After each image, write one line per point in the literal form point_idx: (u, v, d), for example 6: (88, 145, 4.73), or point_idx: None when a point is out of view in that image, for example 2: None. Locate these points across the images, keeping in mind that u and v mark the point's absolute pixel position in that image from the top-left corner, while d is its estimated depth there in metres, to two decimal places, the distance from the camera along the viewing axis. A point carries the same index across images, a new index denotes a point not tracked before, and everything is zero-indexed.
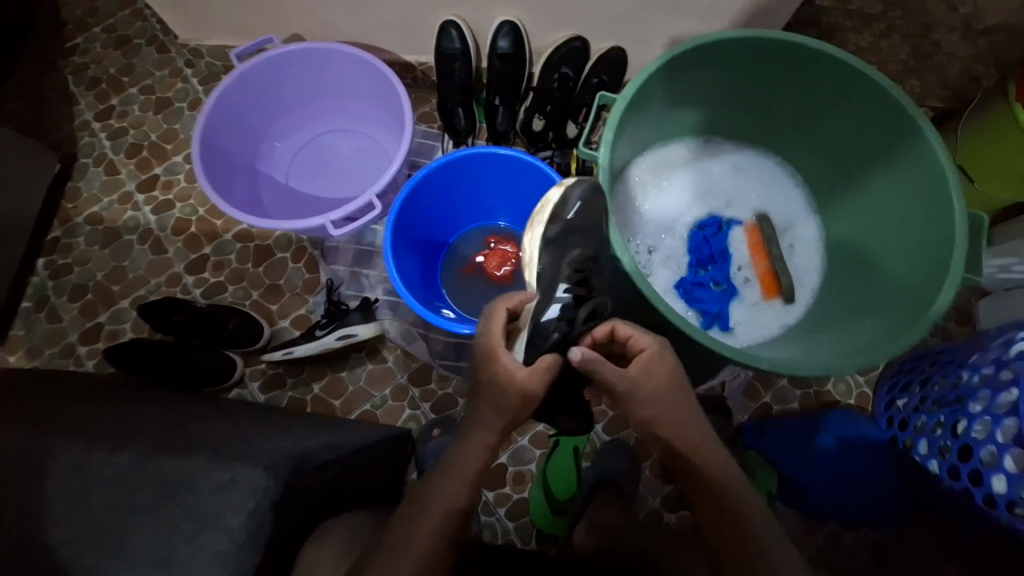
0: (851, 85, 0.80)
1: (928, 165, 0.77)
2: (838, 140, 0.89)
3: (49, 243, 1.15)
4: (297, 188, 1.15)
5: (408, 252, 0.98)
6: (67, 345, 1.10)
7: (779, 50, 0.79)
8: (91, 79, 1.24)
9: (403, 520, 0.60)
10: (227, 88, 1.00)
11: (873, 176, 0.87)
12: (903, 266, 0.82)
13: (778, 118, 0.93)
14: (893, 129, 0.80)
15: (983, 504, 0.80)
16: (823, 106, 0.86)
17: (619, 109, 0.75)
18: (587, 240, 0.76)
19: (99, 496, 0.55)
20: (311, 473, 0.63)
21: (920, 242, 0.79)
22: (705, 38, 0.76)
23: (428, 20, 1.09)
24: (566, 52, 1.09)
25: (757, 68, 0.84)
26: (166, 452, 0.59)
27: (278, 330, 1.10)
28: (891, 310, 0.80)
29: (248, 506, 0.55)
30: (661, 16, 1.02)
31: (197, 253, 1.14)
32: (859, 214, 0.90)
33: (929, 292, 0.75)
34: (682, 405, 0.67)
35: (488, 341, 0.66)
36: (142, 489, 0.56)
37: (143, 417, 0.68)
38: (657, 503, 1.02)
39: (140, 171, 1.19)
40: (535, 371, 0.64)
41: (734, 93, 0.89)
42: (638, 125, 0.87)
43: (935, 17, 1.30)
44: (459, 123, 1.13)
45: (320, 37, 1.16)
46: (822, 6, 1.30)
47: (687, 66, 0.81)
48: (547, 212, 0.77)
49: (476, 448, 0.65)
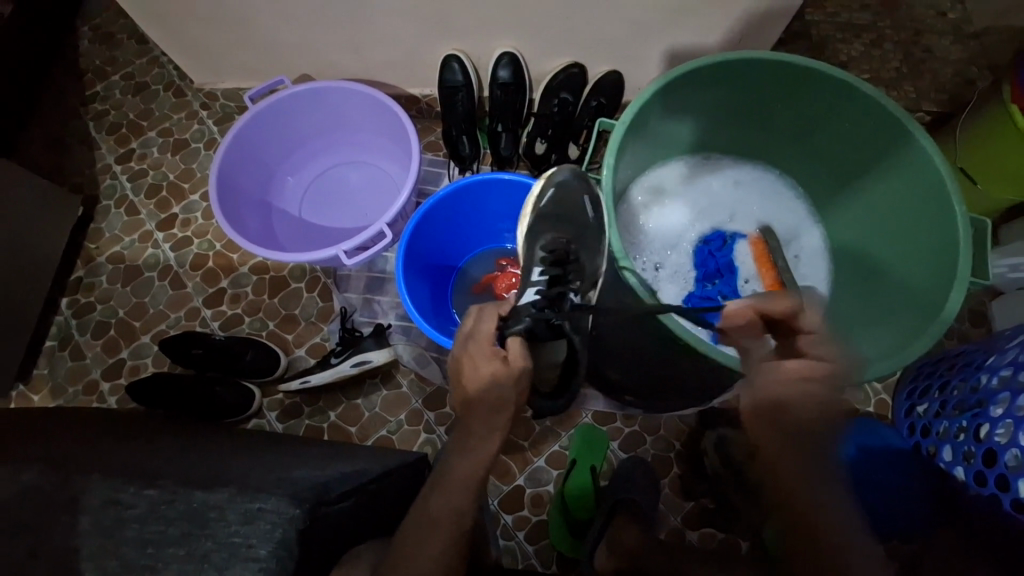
0: (844, 97, 0.82)
1: (928, 172, 0.77)
2: (836, 152, 0.90)
3: (73, 282, 1.19)
4: (309, 220, 1.19)
5: (421, 279, 1.01)
6: (90, 381, 1.13)
7: (768, 68, 0.82)
8: (112, 124, 1.30)
9: (427, 540, 0.60)
10: (242, 129, 1.05)
11: (871, 189, 0.89)
12: (910, 274, 0.82)
13: (775, 133, 0.95)
14: (890, 138, 0.81)
15: (1012, 509, 0.80)
16: (819, 118, 0.88)
17: (619, 133, 0.77)
18: (561, 225, 0.86)
19: (127, 533, 0.56)
20: (334, 500, 0.63)
21: (926, 249, 0.80)
22: (697, 62, 0.79)
23: (431, 55, 1.14)
24: (565, 78, 1.14)
25: (750, 86, 0.86)
26: (194, 484, 0.60)
27: (294, 359, 1.12)
28: (901, 314, 0.81)
29: (275, 535, 0.56)
30: (656, 40, 1.06)
31: (215, 286, 1.17)
32: (861, 224, 0.91)
33: (937, 298, 0.75)
34: (803, 428, 0.65)
35: (473, 350, 0.73)
36: (170, 523, 0.56)
37: (166, 451, 0.69)
38: (679, 521, 1.01)
39: (159, 211, 1.23)
40: (516, 353, 0.72)
41: (729, 110, 0.91)
42: (638, 147, 0.90)
43: (925, 25, 1.33)
44: (463, 150, 1.17)
45: (327, 74, 1.21)
46: (811, 20, 1.34)
47: (682, 88, 0.84)
48: (528, 207, 0.87)
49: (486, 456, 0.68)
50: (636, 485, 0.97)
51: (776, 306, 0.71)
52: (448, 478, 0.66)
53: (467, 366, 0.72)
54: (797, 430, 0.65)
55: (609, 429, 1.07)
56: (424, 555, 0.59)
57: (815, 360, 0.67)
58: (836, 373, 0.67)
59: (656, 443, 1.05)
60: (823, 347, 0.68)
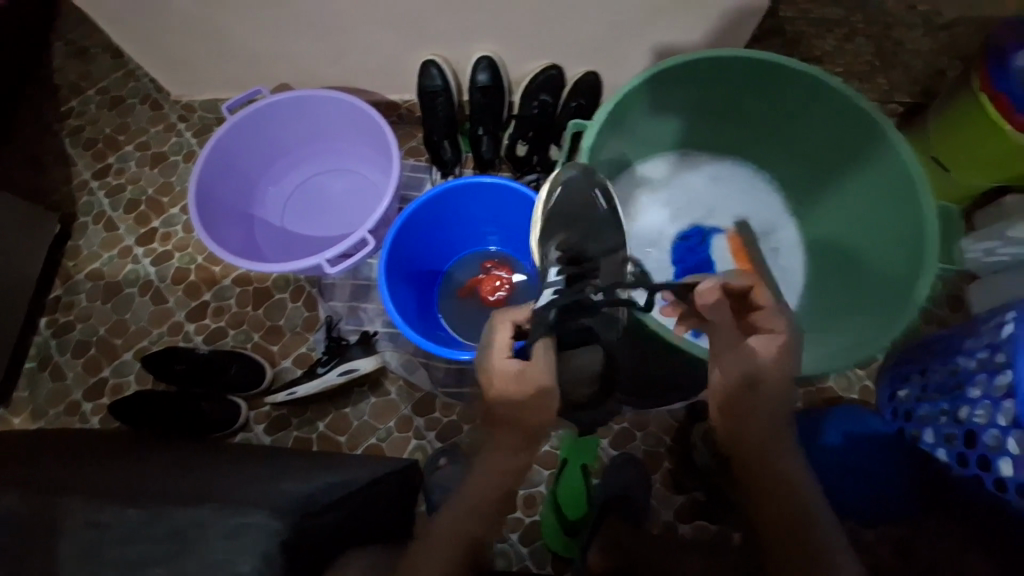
0: (812, 92, 0.83)
1: (894, 163, 0.79)
2: (808, 145, 0.92)
3: (51, 301, 1.17)
4: (292, 229, 1.18)
5: (405, 284, 1.01)
6: (72, 402, 1.11)
7: (736, 67, 0.83)
8: (88, 140, 1.28)
9: (429, 556, 0.61)
10: (220, 141, 1.04)
11: (845, 184, 0.90)
12: (883, 263, 0.84)
13: (748, 128, 0.96)
14: (857, 130, 0.83)
15: (994, 488, 0.82)
16: (789, 112, 0.89)
17: (591, 135, 0.78)
18: (570, 226, 0.82)
19: (105, 554, 0.55)
20: (320, 509, 0.63)
21: (897, 237, 0.81)
22: (666, 63, 0.80)
23: (409, 61, 1.14)
24: (543, 80, 1.14)
25: (720, 84, 0.87)
26: (174, 500, 0.59)
27: (280, 370, 1.11)
28: (875, 306, 0.82)
29: (259, 550, 0.55)
30: (632, 43, 1.07)
31: (198, 300, 1.16)
32: (838, 219, 0.93)
33: (908, 285, 0.77)
34: (772, 400, 0.68)
35: (492, 364, 0.69)
36: (149, 541, 0.56)
37: (148, 468, 0.68)
38: (671, 514, 1.02)
39: (138, 226, 1.22)
40: (538, 367, 0.68)
41: (702, 108, 0.92)
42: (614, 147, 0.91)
43: (896, 18, 1.36)
44: (445, 154, 1.18)
45: (305, 83, 1.20)
46: (785, 16, 1.36)
47: (653, 89, 0.85)
48: (540, 211, 0.85)
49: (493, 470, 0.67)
50: (627, 481, 0.98)
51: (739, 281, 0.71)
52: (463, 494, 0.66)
53: (488, 380, 0.69)
54: (766, 403, 0.67)
55: (599, 427, 1.07)
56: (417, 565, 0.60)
57: (771, 334, 0.69)
58: (791, 346, 0.69)
59: (646, 439, 1.06)
60: (778, 322, 0.70)
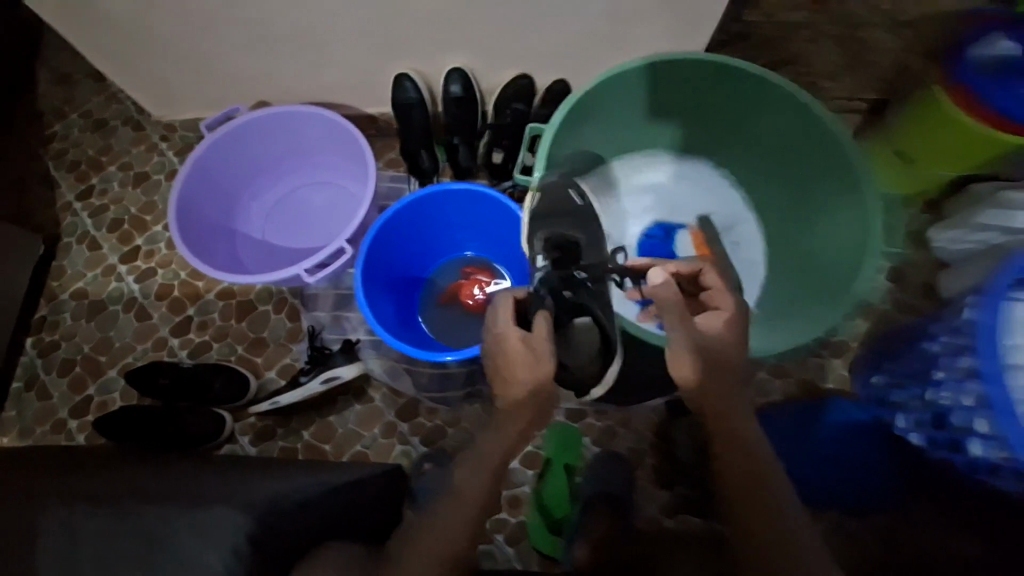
0: (764, 91, 0.87)
1: (840, 157, 0.84)
2: (761, 142, 0.95)
3: (36, 322, 1.18)
4: (274, 243, 1.20)
5: (383, 291, 1.03)
6: (58, 420, 1.11)
7: (691, 68, 0.87)
8: (71, 162, 1.30)
9: (452, 518, 0.62)
10: (200, 158, 1.06)
11: (804, 186, 0.93)
12: (835, 252, 0.88)
13: (706, 128, 0.99)
14: (805, 126, 0.87)
15: (968, 471, 0.84)
16: (743, 111, 0.93)
17: (547, 139, 0.82)
18: (551, 222, 0.86)
19: (82, 554, 0.56)
20: (295, 506, 0.65)
21: (846, 227, 0.86)
22: (624, 66, 0.84)
23: (384, 75, 1.17)
24: (515, 90, 1.17)
25: (677, 85, 0.91)
26: (147, 499, 0.60)
27: (265, 381, 1.13)
28: (827, 298, 0.84)
29: (228, 542, 0.56)
30: (600, 51, 1.10)
31: (181, 315, 1.17)
32: (796, 219, 0.96)
33: (858, 270, 0.81)
34: (730, 366, 0.72)
35: (498, 332, 0.74)
36: (124, 536, 0.57)
37: (130, 473, 0.69)
38: (655, 510, 1.02)
39: (122, 244, 1.23)
40: (539, 334, 0.73)
41: (661, 109, 0.96)
42: (575, 149, 0.94)
43: (860, 18, 1.40)
44: (423, 164, 1.21)
45: (284, 100, 1.23)
46: (750, 21, 1.41)
47: (613, 91, 0.88)
48: (524, 216, 0.87)
49: (488, 460, 0.68)
50: (610, 477, 0.99)
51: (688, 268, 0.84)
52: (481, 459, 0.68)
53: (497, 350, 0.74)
54: (728, 374, 0.72)
55: (581, 426, 1.08)
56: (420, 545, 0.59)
57: (720, 309, 0.78)
58: (741, 321, 0.76)
59: (629, 436, 1.07)
60: (725, 299, 0.78)
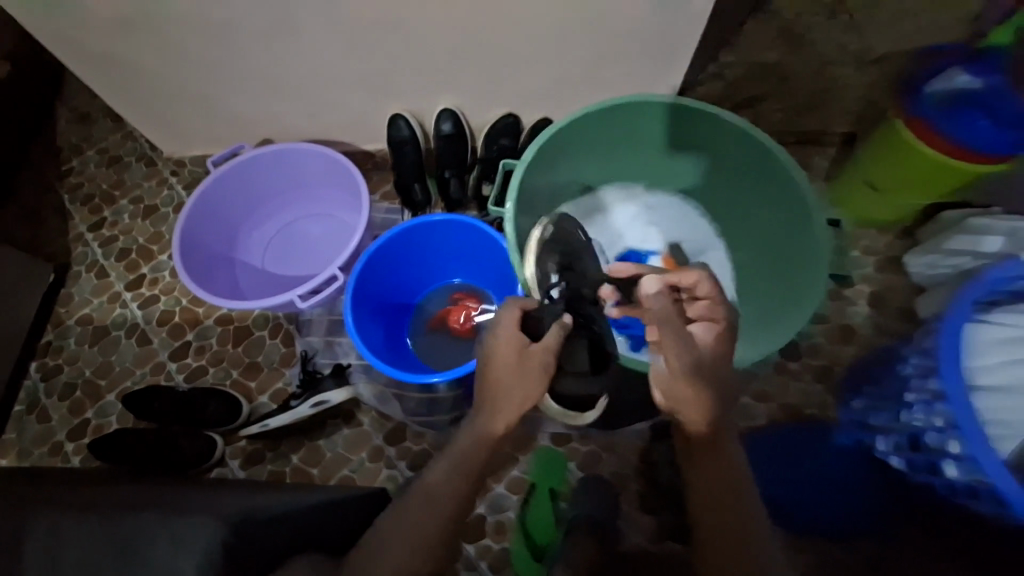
0: (721, 129, 0.93)
1: (793, 189, 0.89)
2: (724, 174, 1.01)
3: (42, 346, 1.23)
4: (271, 270, 1.26)
5: (371, 317, 1.07)
6: (56, 443, 1.14)
7: (651, 109, 0.93)
8: (85, 196, 1.38)
9: (424, 509, 0.70)
10: (204, 193, 1.13)
11: (766, 219, 0.98)
12: (793, 278, 0.92)
13: (672, 162, 1.05)
14: (761, 161, 0.93)
15: (947, 493, 0.83)
16: (705, 147, 0.98)
17: (519, 173, 0.87)
18: (558, 251, 0.89)
19: (63, 554, 0.57)
20: (269, 520, 0.66)
21: (801, 255, 0.90)
22: (588, 108, 0.90)
23: (379, 114, 1.25)
24: (501, 127, 1.25)
25: (641, 125, 0.97)
26: (128, 507, 0.62)
27: (257, 405, 1.15)
28: (786, 320, 0.88)
29: (201, 546, 0.57)
30: (579, 90, 1.18)
31: (180, 340, 1.22)
32: (760, 246, 1.01)
33: (809, 295, 0.86)
34: (715, 380, 0.71)
35: (504, 341, 0.73)
36: (102, 540, 0.58)
37: (115, 488, 0.72)
38: (641, 538, 1.01)
39: (128, 272, 1.30)
40: (549, 345, 0.74)
41: (628, 146, 1.02)
42: (548, 183, 0.99)
43: (830, 57, 1.48)
44: (416, 196, 1.28)
45: (287, 137, 1.32)
46: (726, 62, 1.50)
47: (580, 130, 0.94)
48: (531, 244, 0.90)
49: (454, 466, 0.74)
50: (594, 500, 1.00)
51: (685, 277, 0.78)
52: (451, 451, 0.75)
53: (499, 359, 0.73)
54: (711, 386, 0.70)
55: (567, 450, 1.08)
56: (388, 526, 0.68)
57: (713, 324, 0.74)
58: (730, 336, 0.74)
59: (613, 461, 1.07)
60: (718, 313, 0.76)
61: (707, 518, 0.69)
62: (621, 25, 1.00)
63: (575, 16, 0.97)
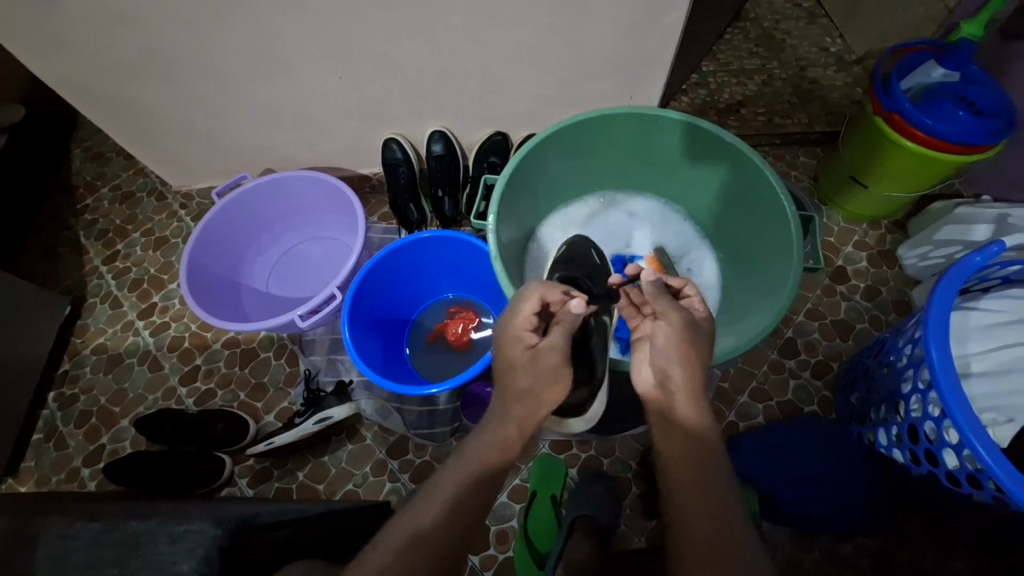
0: (694, 134, 0.96)
1: (766, 187, 0.91)
2: (703, 178, 1.04)
3: (59, 375, 1.29)
4: (275, 293, 1.31)
5: (367, 332, 1.09)
6: (72, 468, 1.19)
7: (624, 119, 0.97)
8: (100, 230, 1.46)
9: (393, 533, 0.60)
10: (209, 222, 1.19)
11: (743, 217, 1.00)
12: (768, 273, 0.94)
13: (651, 169, 1.08)
14: (735, 162, 0.95)
15: (951, 483, 0.80)
16: (681, 152, 1.01)
17: (499, 187, 0.91)
18: (567, 266, 0.95)
19: (74, 559, 0.61)
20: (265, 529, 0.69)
21: (776, 250, 0.92)
22: (563, 123, 0.95)
23: (374, 139, 1.31)
24: (490, 145, 1.30)
25: (617, 133, 1.00)
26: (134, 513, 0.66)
27: (263, 424, 1.19)
28: (760, 312, 0.90)
29: (197, 552, 0.61)
30: (563, 106, 1.23)
31: (190, 365, 1.26)
32: (741, 244, 1.03)
33: (782, 287, 0.87)
34: (701, 356, 0.70)
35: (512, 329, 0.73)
36: (111, 547, 0.62)
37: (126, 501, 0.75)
38: (642, 541, 1.03)
39: (141, 301, 1.35)
40: (555, 346, 0.71)
41: (608, 155, 1.05)
42: (529, 195, 1.03)
43: (810, 60, 1.54)
44: (411, 216, 1.32)
45: (286, 165, 1.38)
46: (708, 71, 1.55)
47: (557, 142, 0.98)
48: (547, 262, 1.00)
49: (432, 500, 0.63)
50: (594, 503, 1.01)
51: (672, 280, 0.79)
52: (467, 453, 0.67)
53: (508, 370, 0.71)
54: (698, 357, 0.69)
55: (566, 457, 1.10)
56: (389, 534, 0.60)
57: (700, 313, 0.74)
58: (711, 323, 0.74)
59: (613, 464, 1.09)
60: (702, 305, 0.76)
61: (700, 529, 0.58)
62: (598, 45, 1.05)
63: (552, 37, 1.02)
